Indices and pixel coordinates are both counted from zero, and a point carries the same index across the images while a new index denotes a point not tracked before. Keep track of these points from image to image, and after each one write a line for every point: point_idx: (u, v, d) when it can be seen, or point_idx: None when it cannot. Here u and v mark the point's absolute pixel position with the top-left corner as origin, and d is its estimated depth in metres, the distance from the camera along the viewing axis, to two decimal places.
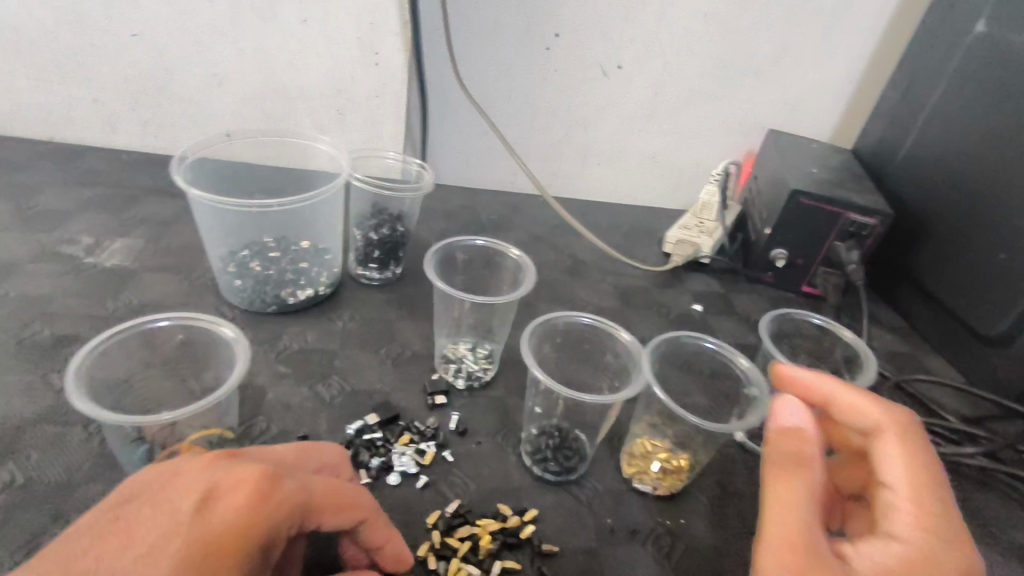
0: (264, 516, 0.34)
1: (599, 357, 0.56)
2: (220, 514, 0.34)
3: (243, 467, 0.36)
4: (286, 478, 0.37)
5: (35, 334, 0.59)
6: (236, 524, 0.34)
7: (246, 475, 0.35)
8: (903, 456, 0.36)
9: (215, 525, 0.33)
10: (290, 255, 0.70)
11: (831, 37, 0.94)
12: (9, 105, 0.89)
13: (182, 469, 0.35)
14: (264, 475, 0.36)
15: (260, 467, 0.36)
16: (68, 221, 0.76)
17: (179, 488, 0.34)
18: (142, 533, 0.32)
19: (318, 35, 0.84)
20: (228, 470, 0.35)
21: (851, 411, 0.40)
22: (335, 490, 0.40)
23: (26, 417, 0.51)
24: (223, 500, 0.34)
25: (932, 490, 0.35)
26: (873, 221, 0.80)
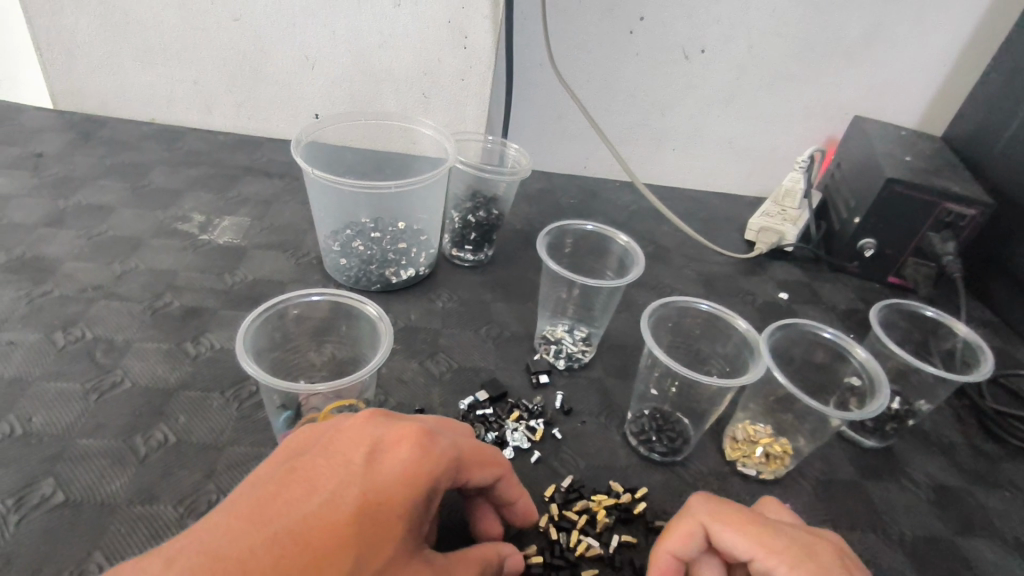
0: (429, 467, 0.35)
1: (714, 342, 0.58)
2: (389, 465, 0.35)
3: (402, 423, 0.37)
4: (440, 434, 0.38)
5: (167, 306, 0.63)
6: (405, 474, 0.35)
7: (406, 430, 0.37)
8: (736, 536, 0.38)
9: (387, 474, 0.34)
10: (390, 235, 0.72)
11: (929, 17, 0.90)
12: (117, 86, 0.94)
13: (345, 426, 0.37)
14: (421, 430, 0.37)
15: (417, 423, 0.37)
16: (179, 199, 0.80)
17: (348, 442, 0.36)
18: (321, 482, 0.34)
19: (408, 18, 0.84)
20: (389, 426, 0.37)
21: (679, 546, 0.40)
22: (477, 448, 0.41)
23: (170, 382, 0.55)
24: (389, 453, 0.35)
25: (768, 533, 0.38)
26: (971, 212, 0.78)
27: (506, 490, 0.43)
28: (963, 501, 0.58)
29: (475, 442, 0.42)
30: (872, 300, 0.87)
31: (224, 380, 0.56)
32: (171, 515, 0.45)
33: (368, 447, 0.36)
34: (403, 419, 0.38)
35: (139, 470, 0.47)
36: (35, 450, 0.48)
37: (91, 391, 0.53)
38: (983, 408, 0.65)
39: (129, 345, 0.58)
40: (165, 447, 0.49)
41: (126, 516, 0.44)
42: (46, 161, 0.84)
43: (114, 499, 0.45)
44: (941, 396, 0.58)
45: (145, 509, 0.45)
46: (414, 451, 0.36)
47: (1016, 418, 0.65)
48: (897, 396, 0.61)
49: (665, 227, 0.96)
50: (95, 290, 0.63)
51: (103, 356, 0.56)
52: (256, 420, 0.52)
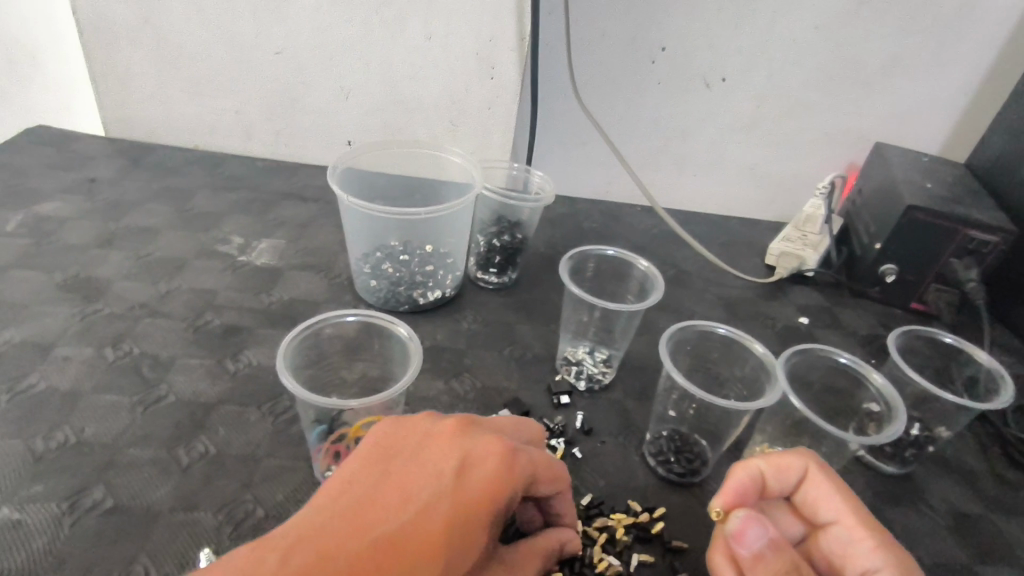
0: (511, 484, 0.38)
1: (731, 366, 0.60)
2: (476, 480, 0.37)
3: (488, 440, 0.39)
4: (521, 451, 0.40)
5: (208, 323, 0.66)
6: (489, 489, 0.37)
7: (491, 446, 0.39)
8: (837, 493, 0.44)
9: (472, 489, 0.37)
10: (418, 258, 0.74)
11: (951, 47, 0.91)
12: (164, 115, 1.00)
13: (434, 436, 0.40)
14: (504, 446, 0.39)
15: (502, 442, 0.39)
16: (220, 222, 0.84)
17: (436, 453, 0.39)
18: (415, 491, 0.37)
19: (439, 51, 0.88)
20: (477, 442, 0.39)
21: (784, 473, 0.45)
22: (548, 463, 0.43)
23: (213, 396, 0.58)
24: (476, 469, 0.38)
25: (863, 510, 0.43)
26: (994, 239, 0.78)
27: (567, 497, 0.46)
28: (985, 529, 0.58)
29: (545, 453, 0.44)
30: (893, 325, 0.87)
31: (261, 395, 0.59)
32: (210, 522, 0.47)
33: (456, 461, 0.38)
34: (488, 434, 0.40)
35: (182, 479, 0.50)
36: (87, 459, 0.51)
37: (138, 403, 0.56)
38: (1007, 435, 0.65)
39: (173, 360, 0.61)
40: (206, 458, 0.52)
41: (170, 522, 0.47)
42: (98, 185, 0.89)
43: (159, 506, 0.48)
44: (961, 422, 0.59)
45: (187, 515, 0.48)
46: (497, 468, 0.38)
47: None
48: (915, 422, 0.61)
49: (686, 251, 0.98)
50: (143, 308, 0.68)
51: (149, 371, 0.60)
52: (290, 434, 0.55)
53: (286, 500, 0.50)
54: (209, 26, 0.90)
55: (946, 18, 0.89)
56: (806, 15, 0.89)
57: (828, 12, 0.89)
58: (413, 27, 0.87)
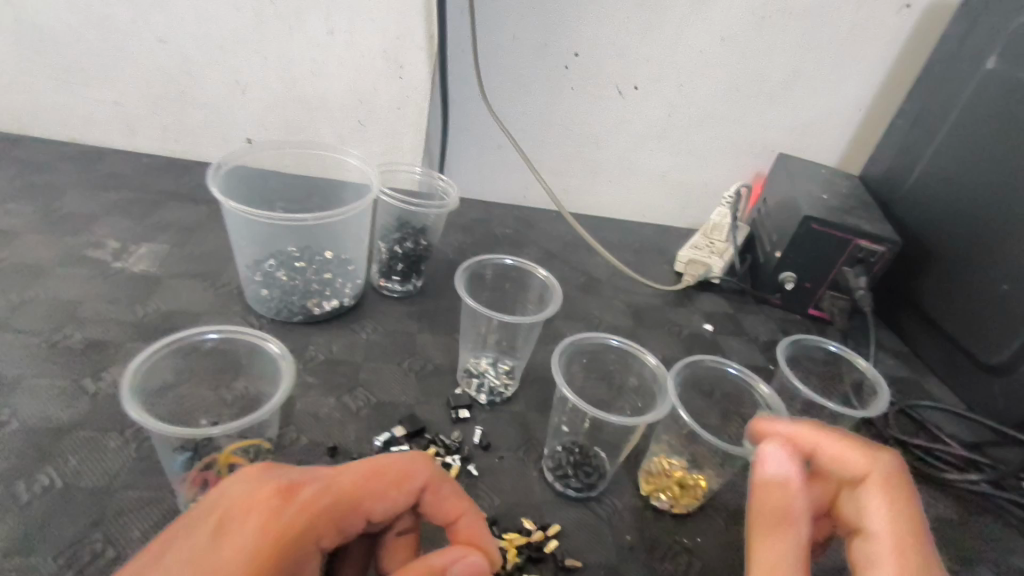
0: (282, 527, 0.34)
1: (625, 378, 0.59)
2: (237, 536, 0.33)
3: (258, 485, 0.35)
4: (303, 489, 0.36)
5: (68, 339, 0.60)
6: (255, 543, 0.33)
7: (260, 494, 0.35)
8: (890, 509, 0.36)
9: (234, 550, 0.32)
10: (316, 265, 0.71)
11: (843, 65, 0.96)
12: (34, 105, 0.90)
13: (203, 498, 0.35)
14: (279, 487, 0.35)
15: (272, 483, 0.35)
16: (94, 225, 0.77)
17: (202, 511, 0.34)
18: (163, 567, 0.32)
19: (343, 47, 0.84)
20: (246, 490, 0.35)
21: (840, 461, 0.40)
22: (374, 475, 0.39)
23: (64, 421, 0.52)
24: (238, 525, 0.33)
25: (919, 543, 0.35)
26: (881, 249, 0.83)
27: (438, 503, 0.41)
28: None
29: (385, 459, 0.40)
30: (792, 331, 0.90)
31: (123, 419, 0.53)
32: (49, 568, 0.42)
33: (218, 518, 0.34)
34: (264, 477, 0.36)
35: (17, 520, 0.44)
36: None
37: None
38: (887, 436, 0.68)
39: (20, 381, 0.54)
40: (49, 494, 0.46)
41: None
42: None
43: None
44: (845, 427, 0.61)
45: (20, 562, 0.42)
46: (265, 516, 0.34)
47: (916, 446, 0.68)
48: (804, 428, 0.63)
49: (598, 258, 0.98)
50: None
51: None
52: (154, 463, 0.50)
53: (142, 538, 0.45)
54: (86, 9, 0.82)
55: (839, 37, 0.93)
56: (712, 28, 0.91)
57: (732, 25, 0.91)
58: (315, 21, 0.82)
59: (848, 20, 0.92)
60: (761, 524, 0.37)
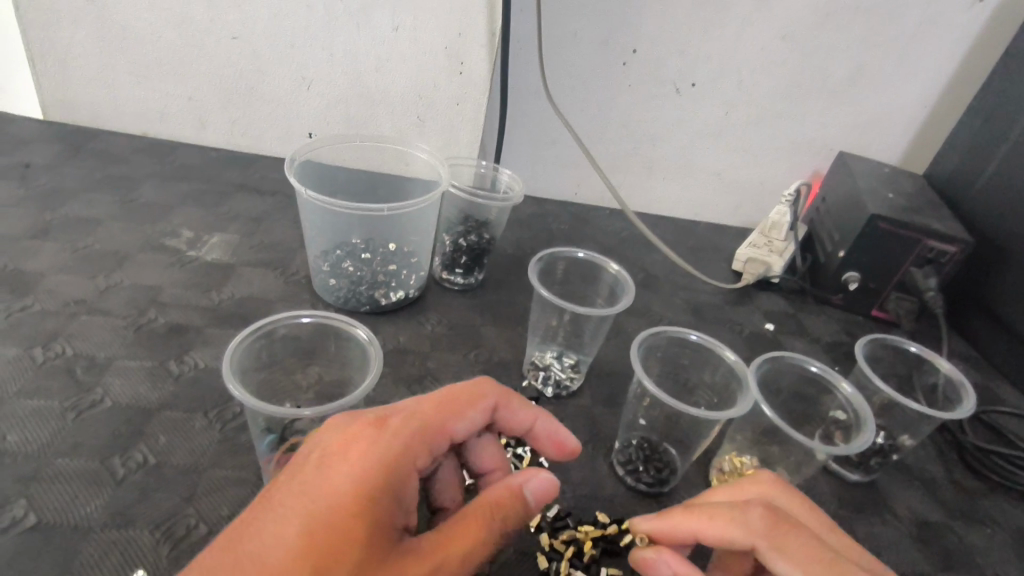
0: (382, 449, 0.35)
1: (700, 373, 0.59)
2: (340, 466, 0.34)
3: (350, 417, 0.37)
4: (393, 416, 0.38)
5: (152, 322, 0.62)
6: (358, 461, 0.35)
7: (354, 427, 0.36)
8: None
9: (344, 475, 0.34)
10: (381, 255, 0.72)
11: (911, 61, 0.94)
12: (110, 99, 0.94)
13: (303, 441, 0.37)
14: (365, 415, 0.37)
15: (363, 416, 0.37)
16: (169, 214, 0.79)
17: (301, 453, 0.36)
18: (278, 507, 0.33)
19: (406, 43, 0.85)
20: (341, 423, 0.37)
21: None
22: (446, 401, 0.41)
23: (153, 401, 0.54)
24: (341, 447, 0.35)
25: None
26: (952, 249, 0.80)
27: (508, 418, 0.45)
28: (946, 536, 0.58)
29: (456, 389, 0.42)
30: (855, 333, 0.88)
31: (208, 400, 0.55)
32: (147, 540, 0.43)
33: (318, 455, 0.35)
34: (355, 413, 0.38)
35: (115, 493, 0.46)
36: (8, 471, 0.46)
37: (70, 408, 0.52)
38: (967, 443, 0.66)
39: (111, 362, 0.57)
40: (143, 469, 0.48)
41: (100, 540, 0.43)
42: (34, 172, 0.83)
43: (89, 523, 0.44)
44: (924, 431, 0.59)
45: (120, 533, 0.44)
46: (367, 444, 0.35)
47: (999, 455, 0.65)
48: (880, 430, 0.61)
49: (654, 255, 0.97)
50: (78, 304, 0.62)
51: (83, 374, 0.55)
52: (239, 442, 0.51)
53: (233, 515, 0.46)
54: (161, 6, 0.85)
55: (908, 31, 0.91)
56: (775, 23, 0.89)
57: (797, 20, 0.89)
58: (379, 17, 0.83)
59: (917, 14, 0.89)
60: (764, 513, 0.38)
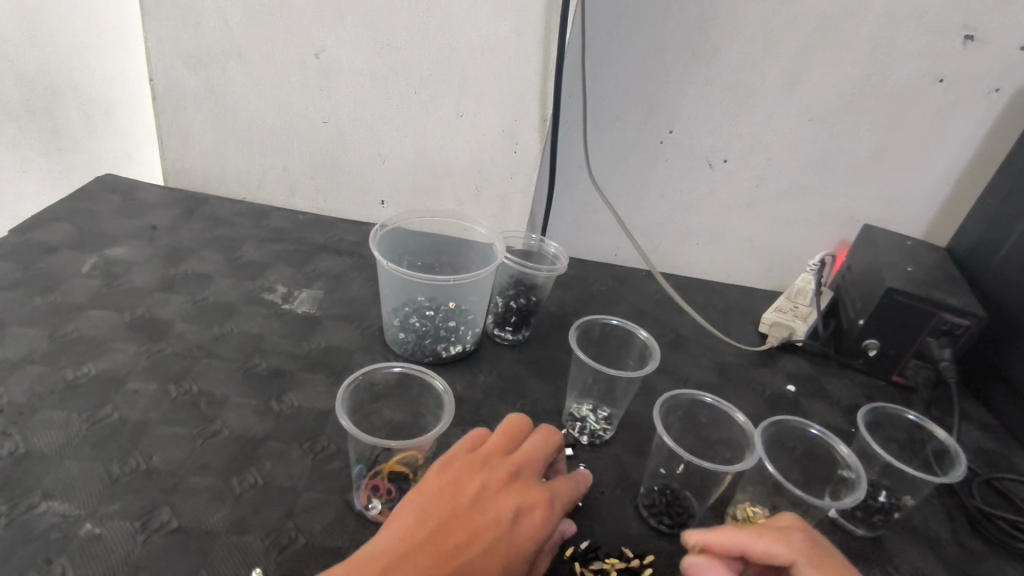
0: (507, 479, 0.51)
1: (718, 431, 0.67)
2: (490, 500, 0.49)
3: (531, 491, 0.51)
4: (484, 458, 0.52)
5: (256, 366, 0.75)
6: (531, 526, 0.49)
7: (473, 473, 0.50)
8: None
9: (495, 504, 0.49)
10: (443, 313, 0.82)
11: (929, 144, 1.02)
12: (219, 169, 1.11)
13: (494, 490, 0.50)
14: (541, 492, 0.51)
15: (463, 465, 0.51)
16: (266, 272, 0.94)
17: (443, 500, 0.48)
18: (466, 533, 0.46)
19: (470, 127, 0.99)
20: (525, 494, 0.50)
21: None
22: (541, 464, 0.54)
23: (260, 433, 0.66)
24: (527, 517, 0.49)
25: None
26: (966, 322, 0.86)
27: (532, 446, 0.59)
28: None
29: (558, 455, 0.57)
30: (875, 396, 0.94)
31: (302, 434, 0.67)
32: (260, 545, 0.55)
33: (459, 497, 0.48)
34: (528, 485, 0.51)
35: (235, 505, 0.58)
36: (155, 483, 0.59)
37: (198, 435, 0.64)
38: (970, 506, 0.72)
39: (226, 398, 0.70)
40: (255, 488, 0.60)
41: (225, 542, 0.55)
42: (159, 233, 0.99)
43: (216, 529, 0.56)
44: (924, 492, 0.66)
45: (239, 538, 0.55)
46: (490, 480, 0.50)
47: (1001, 519, 0.71)
48: (883, 489, 0.68)
49: (686, 317, 1.06)
50: (200, 348, 0.76)
51: (206, 407, 0.68)
52: (327, 470, 0.63)
53: (324, 530, 0.57)
54: (269, 96, 1.01)
55: (925, 117, 0.99)
56: (799, 111, 1.00)
57: (819, 107, 0.99)
58: (448, 107, 0.98)
59: (932, 104, 0.98)
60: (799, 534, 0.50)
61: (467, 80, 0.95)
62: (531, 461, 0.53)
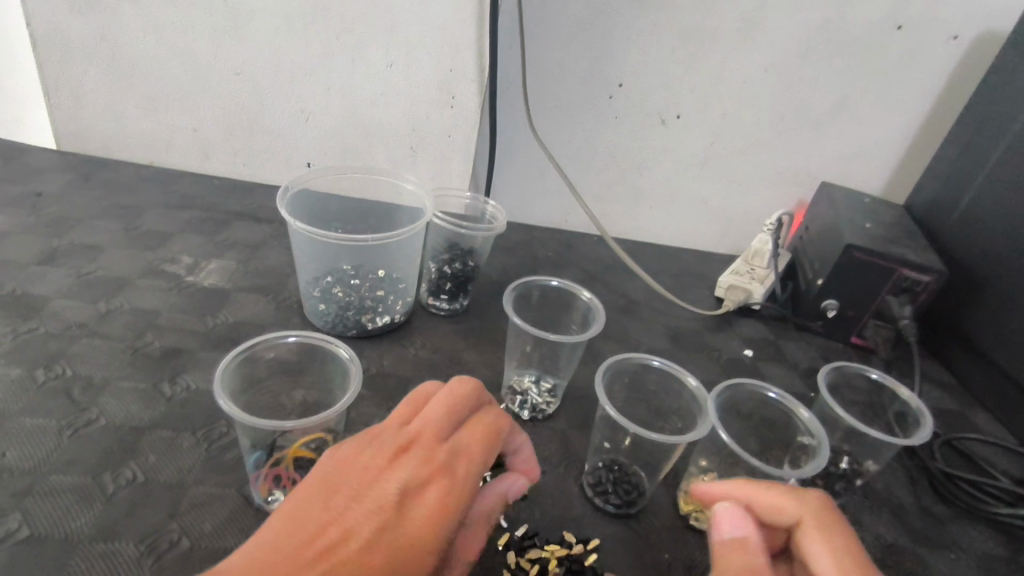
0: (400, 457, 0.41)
1: (666, 397, 0.61)
2: (376, 485, 0.39)
3: (426, 465, 0.41)
4: (381, 432, 0.43)
5: (147, 345, 0.65)
6: (426, 507, 0.39)
7: (358, 453, 0.41)
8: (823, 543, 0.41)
9: (382, 491, 0.39)
10: (370, 282, 0.74)
11: (887, 95, 0.97)
12: (119, 130, 0.98)
13: (379, 473, 0.40)
14: (439, 462, 0.41)
15: (351, 443, 0.42)
16: (171, 241, 0.83)
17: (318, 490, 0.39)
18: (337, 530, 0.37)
19: (400, 78, 0.90)
20: (419, 471, 0.40)
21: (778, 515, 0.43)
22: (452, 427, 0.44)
23: (145, 421, 0.57)
24: (421, 504, 0.39)
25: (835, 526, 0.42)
26: (927, 278, 0.82)
27: None
28: (910, 561, 0.60)
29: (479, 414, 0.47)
30: (834, 359, 0.90)
31: (196, 421, 0.58)
32: (131, 553, 0.46)
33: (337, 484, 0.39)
34: (431, 458, 0.41)
35: (104, 507, 0.49)
36: (3, 486, 0.49)
37: (65, 427, 0.55)
38: (932, 468, 0.67)
39: (106, 383, 0.60)
40: (132, 485, 0.51)
41: (86, 553, 0.46)
42: (45, 201, 0.87)
43: (77, 536, 0.47)
44: (887, 457, 0.61)
45: (106, 546, 0.46)
46: (381, 460, 0.41)
47: (965, 481, 0.66)
48: (845, 455, 0.63)
49: (638, 282, 1.00)
50: (79, 327, 0.66)
51: (80, 394, 0.58)
52: (223, 461, 0.54)
53: (213, 531, 0.49)
54: (170, 44, 0.89)
55: (884, 67, 0.94)
56: (754, 60, 0.93)
57: (776, 57, 0.93)
58: (376, 56, 0.88)
59: (892, 51, 0.93)
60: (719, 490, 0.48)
61: (395, 25, 0.85)
62: (438, 430, 0.43)
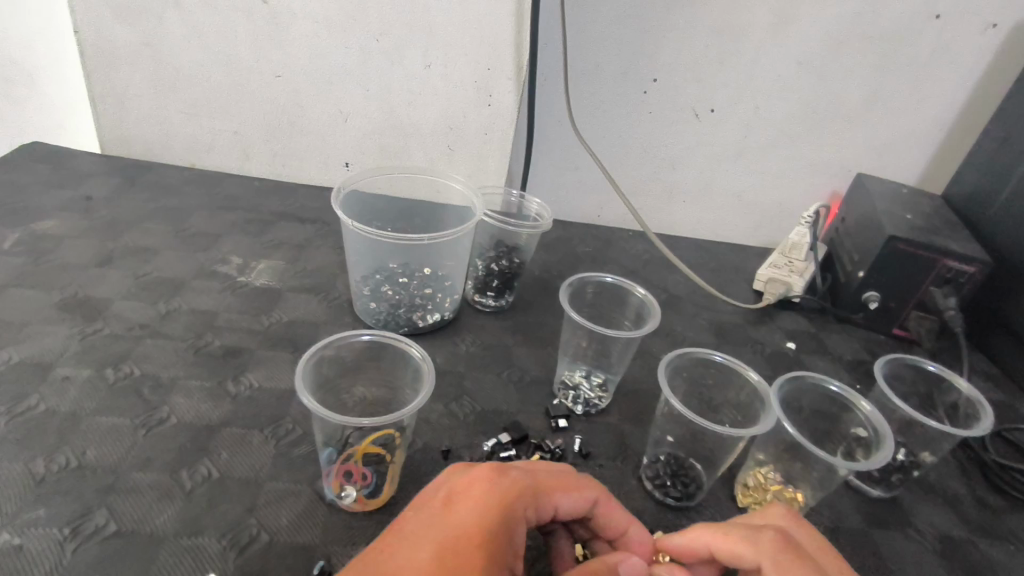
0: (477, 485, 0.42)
1: (723, 390, 0.62)
2: (447, 514, 0.40)
3: (494, 493, 0.41)
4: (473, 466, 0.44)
5: (208, 345, 0.67)
6: (487, 524, 0.39)
7: (446, 484, 0.43)
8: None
9: (452, 518, 0.40)
10: (417, 280, 0.75)
11: (925, 85, 0.96)
12: (160, 133, 1.00)
13: (454, 499, 0.41)
14: (503, 482, 0.42)
15: (447, 475, 0.44)
16: (219, 243, 0.85)
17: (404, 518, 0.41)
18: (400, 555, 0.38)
19: (438, 77, 0.90)
20: (486, 496, 0.41)
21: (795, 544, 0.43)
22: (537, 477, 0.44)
23: (215, 419, 0.58)
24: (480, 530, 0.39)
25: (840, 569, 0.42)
26: (971, 269, 0.82)
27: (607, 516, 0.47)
28: (969, 551, 0.60)
29: (563, 469, 0.46)
30: (876, 351, 0.90)
31: (264, 418, 0.59)
32: (216, 547, 0.48)
33: (420, 510, 0.41)
34: (501, 485, 0.42)
35: (185, 503, 0.50)
36: (88, 484, 0.51)
37: (140, 426, 0.56)
38: (986, 460, 0.68)
39: (174, 382, 0.61)
40: (210, 481, 0.52)
41: (173, 547, 0.47)
42: (95, 204, 0.89)
43: (163, 531, 0.48)
44: (945, 448, 0.61)
45: (191, 540, 0.48)
46: (461, 489, 0.42)
47: (1019, 472, 0.66)
48: (901, 447, 0.63)
49: (676, 277, 1.00)
50: (141, 328, 0.67)
51: (150, 393, 0.60)
52: (294, 457, 0.56)
53: (291, 525, 0.50)
54: (209, 47, 0.91)
55: (923, 57, 0.93)
56: (790, 52, 0.93)
57: (812, 48, 0.93)
58: (414, 55, 0.89)
59: (930, 40, 0.92)
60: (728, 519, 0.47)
61: (434, 25, 0.86)
62: (527, 475, 0.44)
